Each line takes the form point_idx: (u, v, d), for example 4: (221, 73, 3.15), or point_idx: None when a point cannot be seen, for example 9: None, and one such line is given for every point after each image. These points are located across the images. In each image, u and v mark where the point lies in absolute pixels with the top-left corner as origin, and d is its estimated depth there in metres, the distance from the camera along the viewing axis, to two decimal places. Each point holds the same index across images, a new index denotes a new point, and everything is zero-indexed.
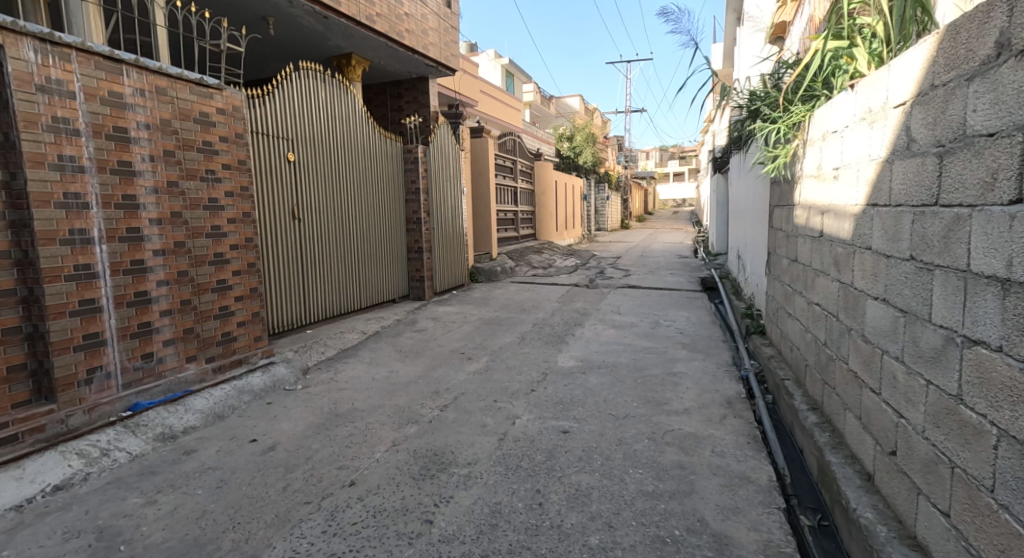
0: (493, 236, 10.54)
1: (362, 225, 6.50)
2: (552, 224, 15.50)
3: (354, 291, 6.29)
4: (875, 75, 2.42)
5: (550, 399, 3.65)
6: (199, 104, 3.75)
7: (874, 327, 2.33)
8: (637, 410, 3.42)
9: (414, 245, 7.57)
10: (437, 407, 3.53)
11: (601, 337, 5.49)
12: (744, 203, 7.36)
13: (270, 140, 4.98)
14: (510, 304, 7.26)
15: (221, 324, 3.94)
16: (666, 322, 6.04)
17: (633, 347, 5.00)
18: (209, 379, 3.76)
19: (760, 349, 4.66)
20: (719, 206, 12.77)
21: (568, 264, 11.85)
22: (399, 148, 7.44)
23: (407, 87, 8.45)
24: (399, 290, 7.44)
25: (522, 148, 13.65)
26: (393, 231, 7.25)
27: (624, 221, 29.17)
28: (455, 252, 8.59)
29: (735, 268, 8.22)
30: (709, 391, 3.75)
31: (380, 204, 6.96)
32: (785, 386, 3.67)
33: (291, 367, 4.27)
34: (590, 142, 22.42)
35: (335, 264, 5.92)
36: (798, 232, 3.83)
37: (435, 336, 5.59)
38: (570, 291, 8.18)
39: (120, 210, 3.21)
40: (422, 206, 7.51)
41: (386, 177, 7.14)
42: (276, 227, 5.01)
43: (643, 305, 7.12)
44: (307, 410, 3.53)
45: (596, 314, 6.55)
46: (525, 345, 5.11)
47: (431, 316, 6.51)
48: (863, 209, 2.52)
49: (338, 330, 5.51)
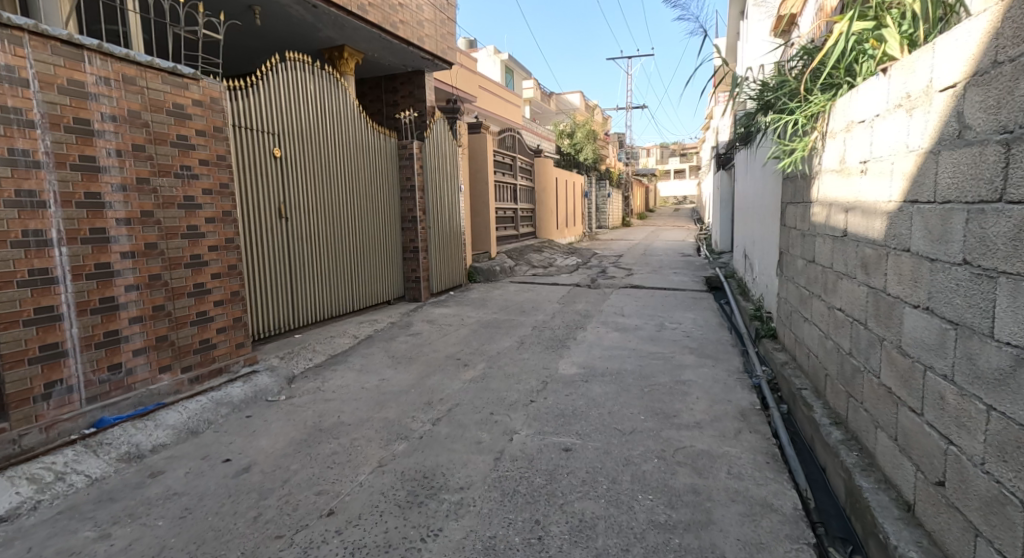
0: (492, 235, 10.28)
1: (354, 224, 6.25)
2: (553, 222, 15.26)
3: (346, 293, 6.04)
4: (912, 57, 2.17)
5: (551, 411, 3.40)
6: (173, 95, 3.50)
7: (913, 339, 2.08)
8: (644, 425, 3.16)
9: (410, 244, 7.32)
10: (429, 421, 3.28)
11: (604, 341, 5.23)
12: (751, 201, 7.12)
13: (254, 135, 4.72)
14: (509, 306, 7.00)
15: (198, 331, 3.69)
16: (672, 325, 5.77)
17: (638, 352, 4.74)
18: (184, 391, 3.51)
19: (772, 354, 4.41)
20: (722, 204, 12.52)
21: (570, 263, 11.59)
22: (394, 143, 7.18)
23: (402, 81, 8.19)
24: (393, 291, 7.19)
25: (521, 144, 13.38)
26: (387, 230, 6.99)
27: (625, 219, 28.89)
28: (453, 252, 8.34)
29: (741, 268, 7.96)
30: (721, 402, 3.50)
31: (373, 202, 6.70)
32: (803, 396, 3.42)
33: (276, 376, 4.01)
34: (591, 139, 22.14)
35: (326, 265, 5.67)
36: (816, 231, 3.58)
37: (430, 341, 5.33)
38: (571, 292, 7.92)
39: (83, 209, 2.96)
40: (417, 204, 7.26)
41: (380, 174, 6.87)
42: (261, 226, 4.76)
43: (647, 306, 6.86)
44: (288, 424, 3.28)
45: (598, 317, 6.29)
46: (524, 351, 4.86)
47: (427, 319, 6.25)
48: (898, 206, 2.27)
49: (328, 334, 5.26)
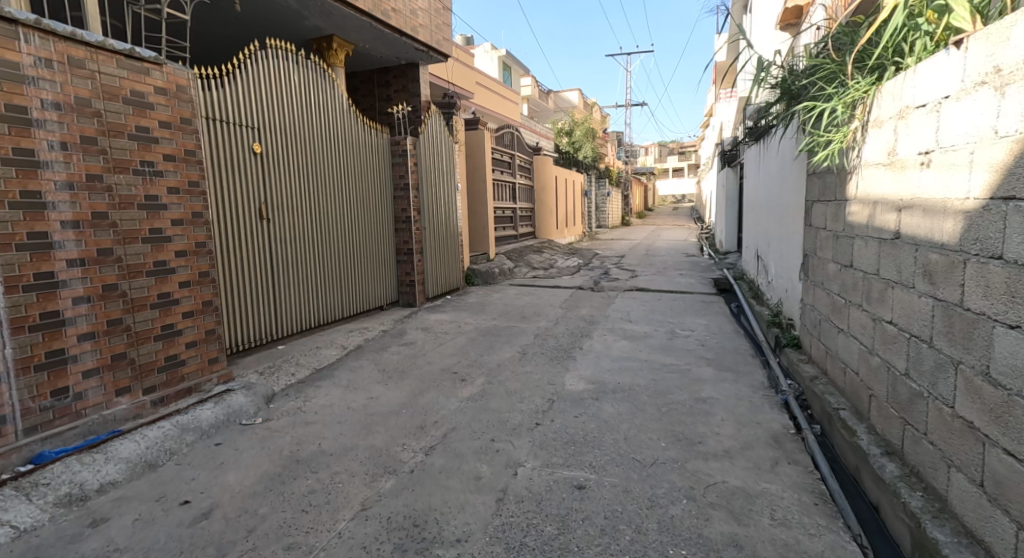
0: (491, 236, 9.89)
1: (343, 225, 5.85)
2: (552, 221, 14.82)
3: (333, 299, 5.64)
4: (1004, 21, 1.79)
5: (559, 437, 3.02)
6: (130, 81, 3.10)
7: (1010, 367, 1.70)
8: (667, 455, 2.78)
9: (404, 246, 6.93)
10: (421, 451, 2.89)
11: (612, 351, 4.85)
12: (763, 199, 6.75)
13: (230, 129, 4.32)
14: (509, 311, 6.61)
15: (164, 347, 3.30)
16: (684, 333, 5.39)
17: (651, 364, 4.35)
18: (146, 415, 3.12)
19: (798, 367, 4.03)
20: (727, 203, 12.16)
21: (571, 264, 11.21)
22: (386, 139, 6.78)
23: (396, 75, 7.79)
24: (386, 297, 6.79)
25: (520, 142, 13.00)
26: (379, 232, 6.60)
27: (624, 218, 28.51)
28: (449, 254, 7.95)
29: (752, 270, 7.59)
30: (750, 426, 3.11)
31: (364, 201, 6.29)
32: (842, 417, 3.04)
33: (253, 394, 3.61)
34: (590, 137, 21.76)
35: (313, 268, 5.28)
36: (853, 232, 3.21)
37: (424, 351, 4.94)
38: (574, 295, 7.53)
39: (19, 210, 2.61)
40: (411, 205, 6.86)
41: (371, 172, 6.46)
42: (239, 228, 4.37)
43: (655, 311, 6.48)
44: (262, 454, 2.89)
45: (604, 323, 5.90)
46: (527, 363, 4.47)
47: (421, 327, 5.86)
48: (981, 204, 1.89)
49: (315, 345, 4.87)
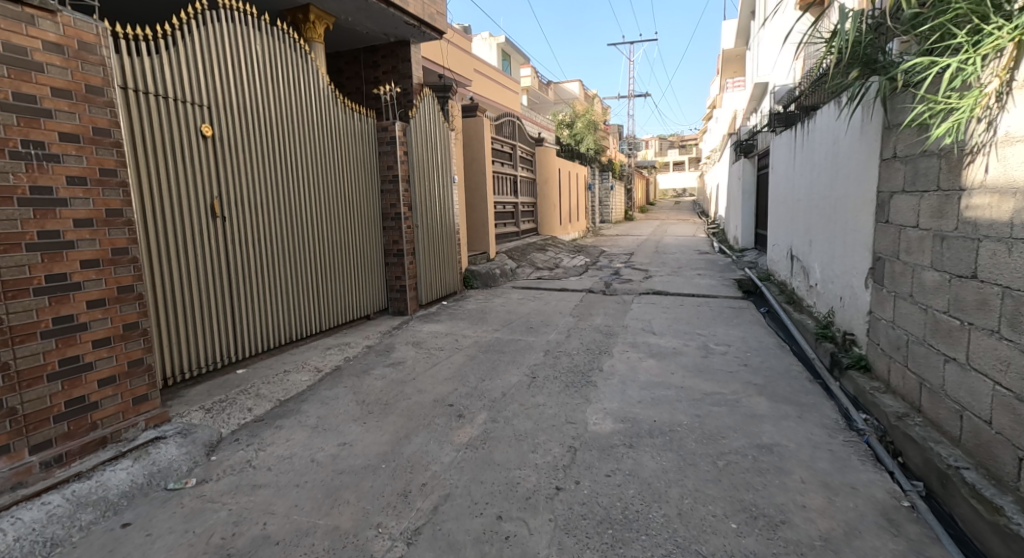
0: (491, 233, 9.08)
1: (320, 224, 5.04)
2: (558, 216, 14.22)
3: (308, 310, 4.85)
4: None
5: (591, 514, 2.24)
6: (2, 31, 2.33)
7: None
8: (744, 548, 2.00)
9: (393, 247, 6.16)
10: (402, 539, 2.11)
11: (638, 374, 4.07)
12: (799, 191, 5.96)
13: (169, 106, 3.50)
14: (514, 320, 5.82)
15: (65, 388, 2.53)
16: (720, 350, 4.60)
17: (690, 394, 3.58)
18: (33, 482, 2.35)
19: (877, 399, 3.26)
20: (746, 197, 11.42)
21: (578, 263, 10.43)
22: (371, 125, 5.98)
23: (384, 54, 6.95)
24: (373, 304, 6.02)
25: (522, 132, 12.19)
26: (363, 231, 5.82)
27: (628, 213, 27.72)
28: (445, 255, 7.17)
29: (784, 271, 6.80)
30: (843, 493, 2.32)
31: (345, 195, 5.48)
32: (969, 480, 2.27)
33: (190, 443, 2.82)
34: (593, 130, 21.01)
35: (281, 275, 4.50)
36: (976, 232, 2.43)
37: (415, 374, 4.14)
38: (585, 301, 6.74)
39: None
40: (401, 200, 6.09)
41: (353, 162, 5.66)
42: (182, 228, 3.57)
43: (680, 321, 5.70)
44: (184, 544, 2.11)
45: (625, 336, 5.12)
46: (538, 392, 3.69)
47: (412, 341, 5.06)
48: None
49: (282, 368, 4.09)
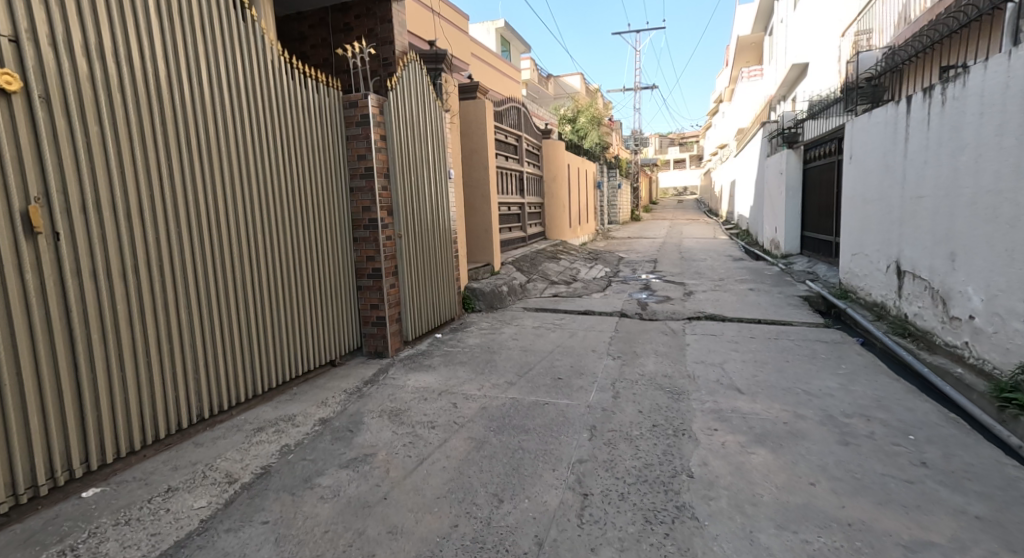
0: (496, 241, 7.49)
1: (256, 238, 3.44)
2: (565, 218, 12.43)
3: (233, 368, 3.24)
4: None
5: None
6: None
7: None
8: None
9: (368, 265, 4.57)
10: None
11: (755, 484, 2.49)
12: (920, 185, 4.37)
13: None
14: (534, 368, 4.25)
15: None
16: (861, 426, 3.00)
17: (878, 549, 1.99)
18: None
19: None
20: (790, 196, 9.92)
21: (597, 274, 8.87)
22: (338, 100, 4.38)
23: (358, 13, 5.32)
24: (340, 345, 4.42)
25: (529, 122, 10.63)
26: (328, 246, 4.22)
27: (635, 213, 26.20)
28: (439, 272, 5.57)
29: (883, 291, 5.24)
30: None
31: (300, 196, 3.88)
32: None
33: None
34: (595, 125, 19.50)
35: (182, 320, 2.90)
36: None
37: (388, 489, 2.55)
38: (622, 333, 5.19)
39: None
40: (377, 201, 4.49)
41: (314, 149, 4.05)
42: None
43: (763, 366, 4.13)
44: None
45: (700, 398, 3.53)
46: (600, 540, 2.12)
47: (391, 410, 3.48)
48: None
49: (168, 483, 2.48)
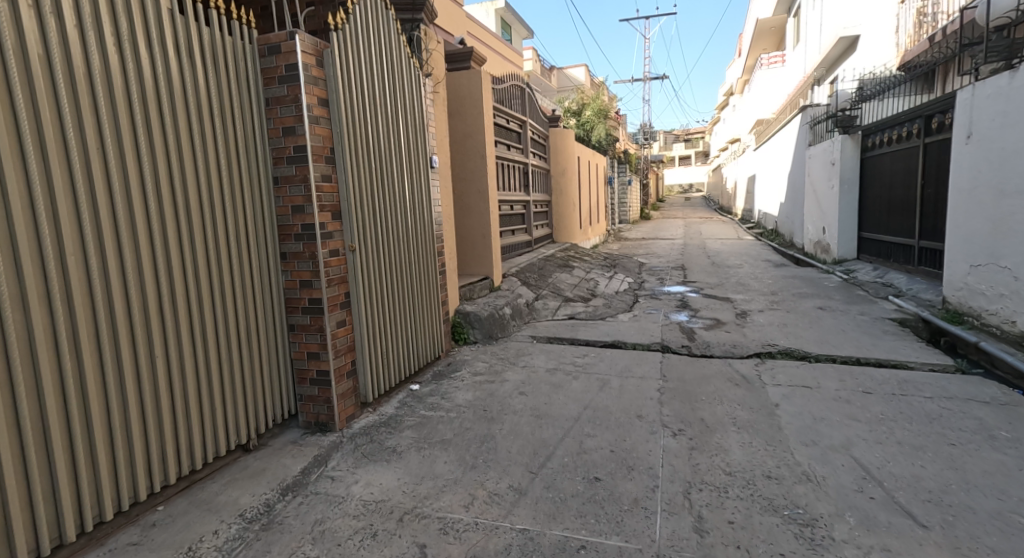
0: (496, 250, 5.93)
1: (62, 266, 1.93)
2: (576, 218, 10.82)
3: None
4: None
5: None
6: None
7: None
8: None
9: (302, 295, 3.04)
10: None
11: None
12: None
13: None
14: (554, 461, 2.69)
15: None
16: None
17: None
18: None
19: None
20: (845, 190, 8.35)
21: (619, 287, 7.31)
22: (250, 47, 2.86)
23: None
24: (261, 421, 2.90)
25: (534, 107, 9.09)
26: (231, 269, 2.70)
27: (645, 211, 24.65)
28: (416, 297, 4.02)
29: None
30: None
31: (170, 192, 2.36)
32: None
33: None
34: (604, 116, 17.66)
35: None
36: None
37: None
38: (676, 387, 3.63)
39: None
40: (313, 198, 2.95)
41: (201, 117, 2.54)
42: None
43: (924, 457, 2.57)
44: None
45: (858, 543, 1.98)
46: None
47: None
48: None
49: None
